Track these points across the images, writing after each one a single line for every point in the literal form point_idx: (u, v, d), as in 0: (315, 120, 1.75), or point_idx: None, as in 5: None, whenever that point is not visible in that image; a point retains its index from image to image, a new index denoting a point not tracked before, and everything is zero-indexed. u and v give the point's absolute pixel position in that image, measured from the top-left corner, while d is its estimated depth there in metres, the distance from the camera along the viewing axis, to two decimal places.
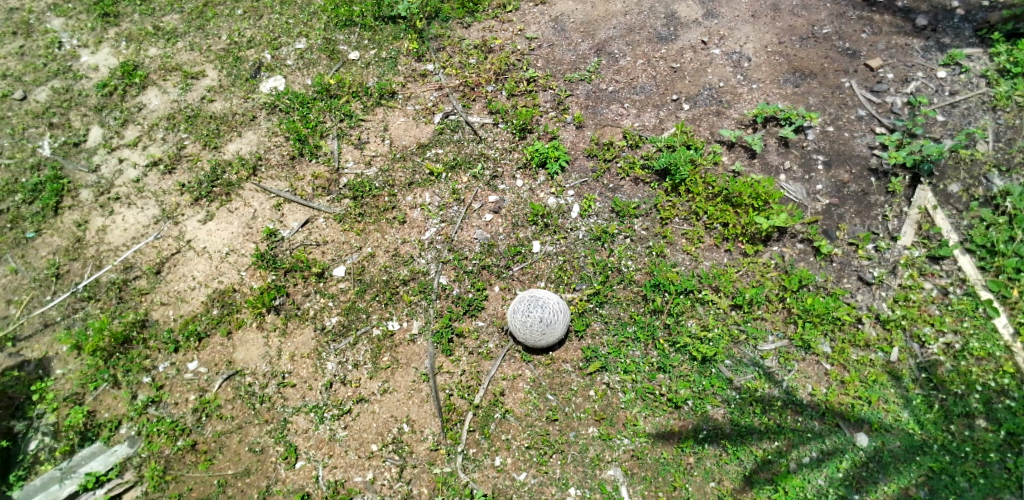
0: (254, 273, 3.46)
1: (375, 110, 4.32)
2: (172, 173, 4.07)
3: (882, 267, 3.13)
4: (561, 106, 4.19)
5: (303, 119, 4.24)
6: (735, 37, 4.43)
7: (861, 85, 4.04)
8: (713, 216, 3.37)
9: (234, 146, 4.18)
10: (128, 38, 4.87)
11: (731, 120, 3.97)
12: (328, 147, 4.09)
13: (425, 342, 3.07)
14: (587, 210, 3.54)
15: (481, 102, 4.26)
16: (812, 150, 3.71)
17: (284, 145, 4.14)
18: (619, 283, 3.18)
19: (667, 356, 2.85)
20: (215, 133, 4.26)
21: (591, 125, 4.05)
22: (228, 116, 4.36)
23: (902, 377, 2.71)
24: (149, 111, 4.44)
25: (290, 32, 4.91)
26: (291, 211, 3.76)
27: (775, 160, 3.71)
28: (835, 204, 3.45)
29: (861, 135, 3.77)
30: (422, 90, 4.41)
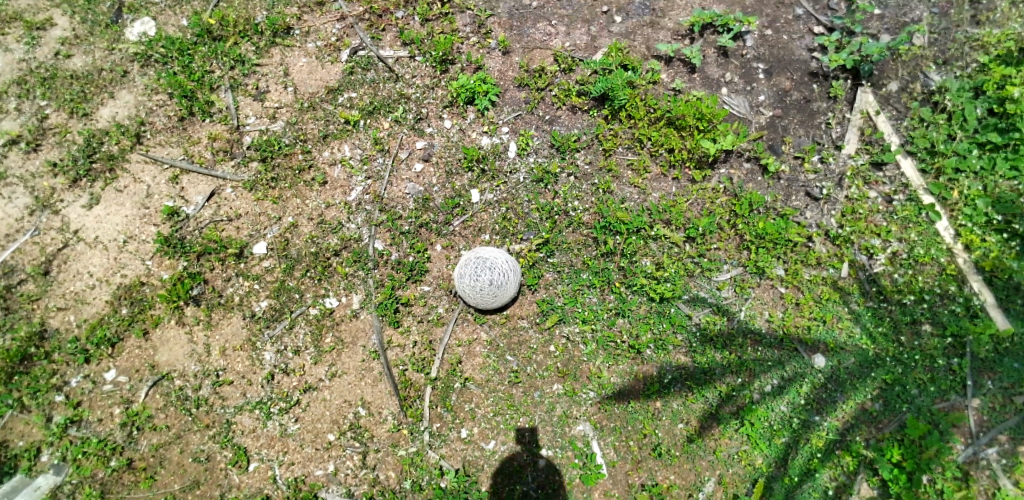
0: (162, 262, 3.04)
1: (270, 51, 3.67)
2: (38, 151, 3.40)
3: (829, 180, 3.13)
4: (483, 29, 3.69)
5: (185, 72, 3.57)
6: None
7: None
8: (657, 142, 3.19)
9: (108, 111, 3.50)
10: None
11: (666, 31, 3.61)
12: (222, 102, 3.51)
13: (369, 316, 2.85)
14: (524, 148, 3.27)
15: (393, 33, 3.71)
16: (751, 59, 3.48)
17: (169, 105, 3.51)
18: (568, 228, 3.01)
19: (625, 300, 2.80)
20: (82, 96, 3.52)
21: (518, 50, 3.64)
22: (93, 73, 3.59)
23: (853, 292, 2.80)
24: None
25: None
26: (192, 182, 3.28)
27: (716, 72, 3.48)
28: (778, 116, 3.33)
29: (801, 36, 3.51)
30: (321, 21, 3.74)
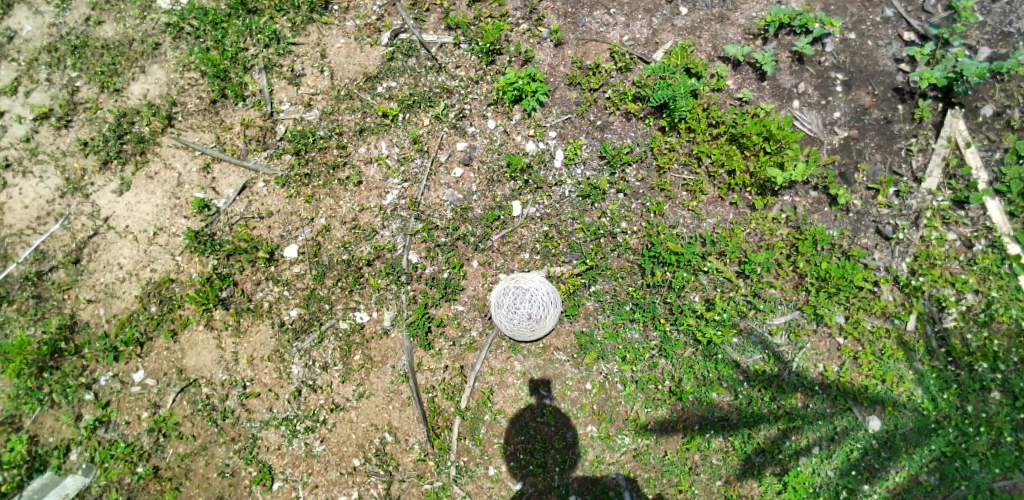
0: (191, 258, 2.98)
1: (307, 28, 3.42)
2: (69, 128, 3.29)
3: (903, 218, 2.87)
4: (535, 15, 3.37)
5: (219, 49, 3.36)
6: None
7: None
8: (718, 162, 2.94)
9: (139, 87, 3.35)
10: None
11: (737, 28, 3.26)
12: (256, 84, 3.33)
13: (400, 335, 2.80)
14: (573, 158, 3.04)
15: (438, 13, 3.42)
16: (829, 68, 3.13)
17: (201, 84, 3.34)
18: (612, 251, 2.85)
19: (669, 340, 2.70)
20: (112, 69, 3.35)
21: (571, 41, 3.34)
22: (124, 44, 3.40)
23: (918, 350, 2.68)
24: (23, 41, 3.40)
25: None
26: (223, 172, 3.16)
27: (788, 81, 3.14)
28: (854, 138, 3.03)
29: (887, 42, 3.14)
30: None
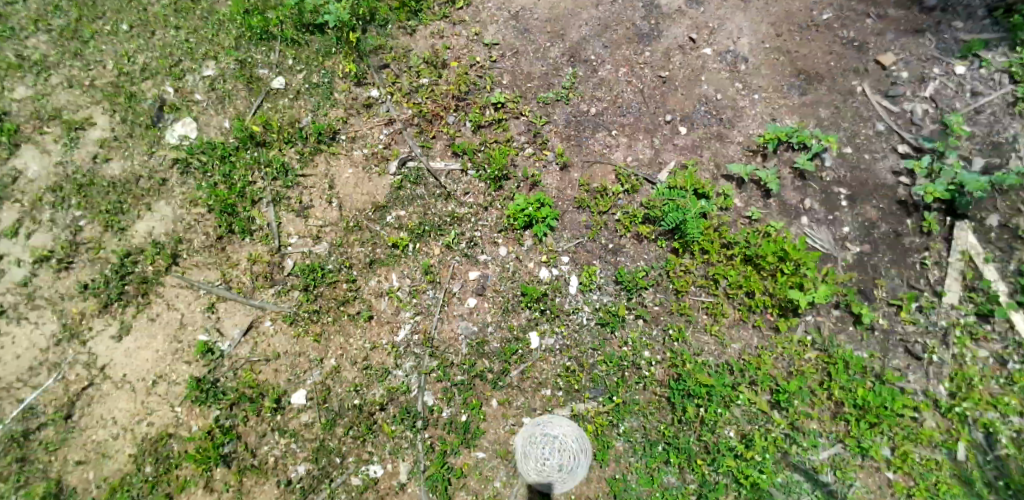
0: (191, 410, 2.89)
1: (314, 159, 3.49)
2: (68, 271, 3.19)
3: (931, 335, 2.85)
4: (539, 138, 3.48)
5: (225, 183, 3.37)
6: (728, 30, 3.66)
7: (874, 88, 3.42)
8: (735, 283, 2.94)
9: (144, 225, 3.30)
10: None
11: (736, 146, 3.36)
12: (264, 217, 3.32)
13: (416, 489, 2.74)
14: (588, 284, 3.03)
15: (443, 140, 3.54)
16: (831, 182, 3.19)
17: (207, 219, 3.31)
18: (638, 385, 2.84)
19: (709, 482, 2.65)
20: (119, 207, 3.33)
21: (578, 164, 3.40)
22: (130, 181, 3.40)
23: (975, 482, 2.57)
24: (27, 182, 3.38)
25: (194, 54, 3.78)
26: (228, 311, 3.10)
27: (794, 197, 3.20)
28: (867, 253, 3.04)
29: (884, 155, 3.24)
30: (367, 126, 3.60)
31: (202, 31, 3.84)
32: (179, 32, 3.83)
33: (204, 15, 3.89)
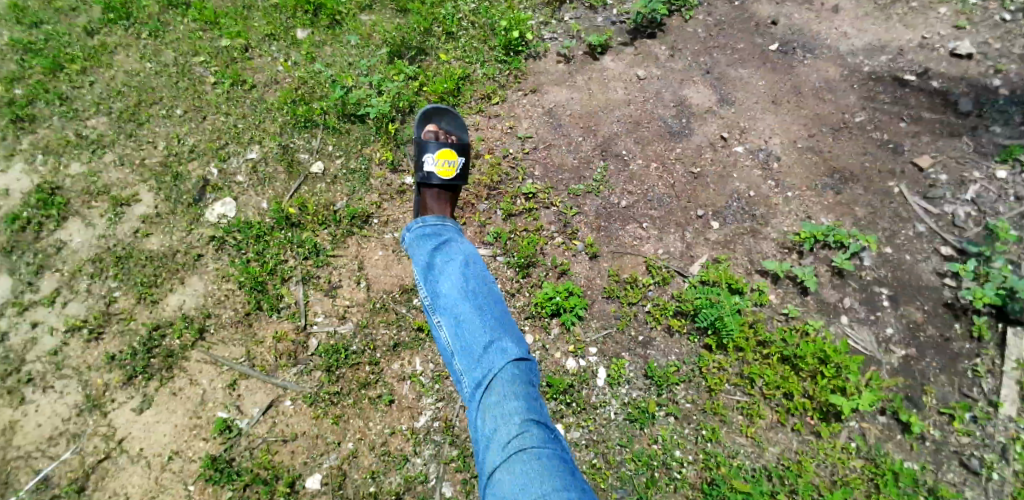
0: (203, 490, 2.86)
1: (346, 240, 3.69)
2: (98, 340, 3.32)
3: (989, 449, 2.70)
4: (568, 228, 3.55)
5: (258, 261, 3.58)
6: (758, 130, 3.84)
7: (912, 188, 3.47)
8: (772, 383, 2.87)
9: (176, 298, 3.47)
10: (45, 150, 4.20)
11: (770, 242, 3.39)
12: (292, 296, 3.46)
13: None
14: (616, 378, 2.96)
15: (473, 226, 3.62)
16: (872, 281, 3.17)
17: (237, 295, 3.46)
18: (669, 489, 2.69)
19: None
20: (154, 280, 3.54)
21: (606, 254, 3.43)
22: (167, 256, 3.65)
23: None
24: (69, 252, 3.70)
25: (240, 138, 4.22)
26: (249, 389, 3.14)
27: (832, 295, 3.17)
28: (913, 357, 2.94)
29: (926, 255, 3.22)
30: (400, 211, 3.83)
31: (250, 118, 4.33)
32: (229, 119, 4.34)
33: (254, 104, 4.41)
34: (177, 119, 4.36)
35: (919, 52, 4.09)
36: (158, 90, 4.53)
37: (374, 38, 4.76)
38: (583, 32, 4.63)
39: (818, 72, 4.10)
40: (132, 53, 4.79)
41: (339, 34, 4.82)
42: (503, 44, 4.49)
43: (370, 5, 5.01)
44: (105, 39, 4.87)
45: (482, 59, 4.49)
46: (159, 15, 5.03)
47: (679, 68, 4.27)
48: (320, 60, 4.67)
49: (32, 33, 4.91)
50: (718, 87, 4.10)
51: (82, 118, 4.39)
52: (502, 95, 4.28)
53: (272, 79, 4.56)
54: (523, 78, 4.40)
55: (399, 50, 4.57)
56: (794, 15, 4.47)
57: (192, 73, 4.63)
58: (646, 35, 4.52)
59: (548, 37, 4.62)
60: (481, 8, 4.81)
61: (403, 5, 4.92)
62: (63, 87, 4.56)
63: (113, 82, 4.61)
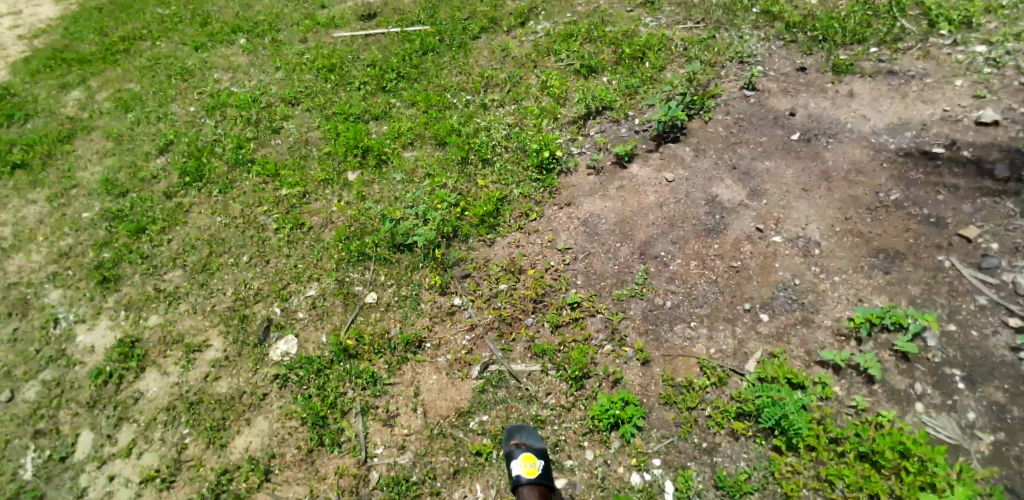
0: None
1: (401, 367, 3.83)
2: (169, 489, 3.50)
3: None
4: (617, 335, 3.61)
5: (320, 395, 3.74)
6: (794, 218, 3.88)
7: (963, 261, 3.39)
8: (854, 484, 2.72)
9: (242, 440, 3.64)
10: (127, 305, 4.62)
11: (825, 330, 3.32)
12: (352, 428, 3.57)
13: None
14: (685, 490, 2.92)
15: (523, 342, 3.76)
16: (941, 362, 3.03)
17: (300, 431, 3.61)
18: None
19: None
20: (221, 424, 3.73)
21: (658, 358, 3.45)
22: (235, 398, 3.86)
23: None
24: (146, 401, 3.96)
25: (300, 276, 4.54)
26: None
27: (901, 381, 3.03)
28: (1005, 443, 2.75)
29: (994, 329, 3.09)
30: (452, 332, 3.94)
31: (309, 257, 4.68)
32: (289, 260, 4.70)
33: (312, 244, 4.79)
34: (244, 264, 4.75)
35: (943, 124, 4.17)
36: (227, 240, 4.99)
37: (417, 172, 5.18)
38: (609, 145, 4.93)
39: (844, 156, 4.20)
40: (205, 210, 5.34)
41: (385, 172, 5.28)
42: (536, 164, 4.82)
43: (411, 144, 5.51)
44: (181, 200, 5.47)
45: (517, 179, 4.81)
46: (227, 174, 5.66)
47: (705, 167, 4.45)
48: (369, 197, 5.08)
49: (120, 201, 5.59)
50: (747, 181, 4.23)
51: (159, 272, 4.84)
52: (538, 210, 4.53)
53: (327, 218, 4.97)
54: (558, 192, 4.66)
55: (442, 181, 4.97)
56: (811, 104, 4.70)
57: (255, 222, 5.10)
58: (670, 139, 4.78)
59: (578, 152, 4.95)
60: (513, 134, 5.23)
61: (441, 139, 5.39)
62: (144, 246, 5.08)
63: (187, 237, 5.10)
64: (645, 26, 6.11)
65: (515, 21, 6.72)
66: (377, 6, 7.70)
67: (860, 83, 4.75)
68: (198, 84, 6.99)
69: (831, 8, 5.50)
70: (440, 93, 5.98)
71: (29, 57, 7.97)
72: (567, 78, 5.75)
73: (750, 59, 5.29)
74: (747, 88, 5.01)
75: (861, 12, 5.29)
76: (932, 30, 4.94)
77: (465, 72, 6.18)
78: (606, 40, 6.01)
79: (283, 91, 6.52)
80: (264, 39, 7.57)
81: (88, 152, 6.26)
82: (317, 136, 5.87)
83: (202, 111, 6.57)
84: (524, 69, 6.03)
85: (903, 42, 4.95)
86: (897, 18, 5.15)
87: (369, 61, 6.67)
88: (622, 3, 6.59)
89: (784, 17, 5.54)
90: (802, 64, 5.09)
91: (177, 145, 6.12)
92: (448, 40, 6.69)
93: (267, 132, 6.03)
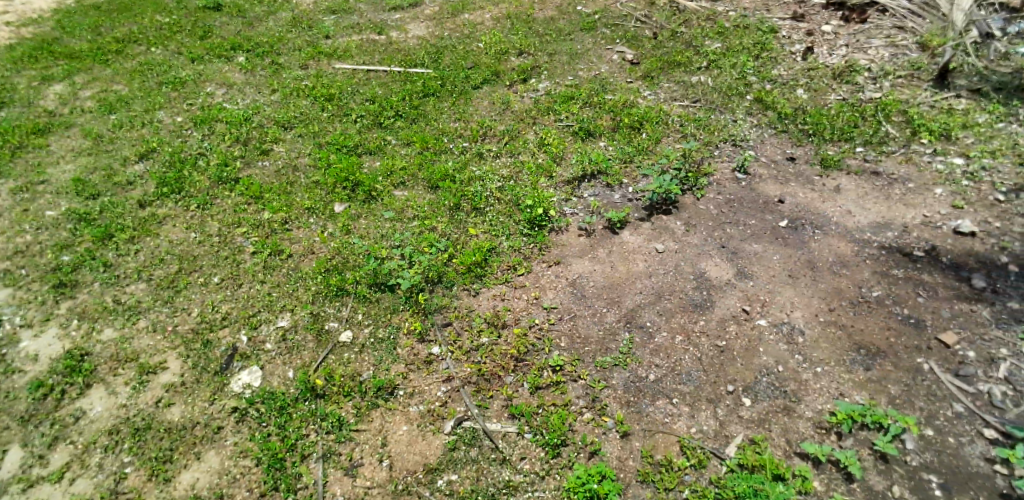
0: None
1: (370, 413, 3.65)
2: None
3: None
4: (597, 403, 3.54)
5: (279, 435, 3.53)
6: (779, 303, 3.94)
7: (942, 366, 3.45)
8: None
9: (189, 475, 3.38)
10: (80, 314, 4.35)
11: (806, 421, 3.31)
12: (311, 474, 3.36)
13: None
14: None
15: (500, 400, 3.66)
16: (919, 467, 3.03)
17: (253, 472, 3.37)
18: None
19: None
20: (168, 455, 3.47)
21: (638, 432, 3.39)
22: (187, 427, 3.61)
23: None
24: (87, 421, 3.67)
25: (272, 305, 4.37)
26: None
27: (879, 482, 3.01)
28: None
29: (970, 439, 3.13)
30: (427, 382, 3.80)
31: (284, 285, 4.52)
32: (263, 286, 4.53)
33: (288, 272, 4.64)
34: (214, 285, 4.56)
35: (923, 228, 4.35)
36: (199, 258, 4.80)
37: (406, 212, 5.12)
38: (602, 208, 4.98)
39: (829, 247, 4.32)
40: (179, 224, 5.14)
41: (373, 208, 5.20)
42: (528, 220, 4.83)
43: (403, 183, 5.46)
44: (156, 210, 5.28)
45: (507, 232, 4.79)
46: (207, 189, 5.50)
47: (694, 242, 4.52)
48: (354, 232, 4.98)
49: (89, 204, 5.36)
50: (734, 261, 4.30)
51: (121, 282, 4.60)
52: (526, 265, 4.50)
53: (308, 248, 4.84)
54: (547, 249, 4.64)
55: (431, 224, 4.92)
56: (799, 193, 4.87)
57: (232, 242, 4.93)
58: (661, 210, 4.86)
59: (570, 213, 4.97)
60: (507, 187, 5.25)
61: (434, 183, 5.37)
62: (109, 254, 4.84)
63: (157, 249, 4.89)
64: (643, 98, 6.31)
65: (517, 76, 6.86)
66: (382, 44, 7.79)
67: (846, 179, 4.96)
68: (189, 95, 6.89)
69: (820, 105, 5.78)
70: (436, 137, 6.01)
71: (14, 46, 7.86)
72: (564, 138, 5.85)
73: (742, 143, 5.50)
74: (738, 170, 5.18)
75: (848, 112, 5.57)
76: (914, 138, 5.22)
77: (463, 119, 6.24)
78: (604, 106, 6.17)
79: (277, 114, 6.47)
80: (263, 61, 7.56)
81: (61, 149, 6.05)
82: (307, 163, 5.80)
83: (189, 122, 6.44)
84: (523, 124, 6.11)
85: (887, 145, 5.21)
86: (882, 121, 5.43)
87: (369, 96, 6.69)
88: (622, 73, 6.81)
89: (776, 108, 5.79)
90: (792, 153, 5.31)
91: (158, 153, 5.96)
92: (449, 86, 6.79)
93: (255, 153, 5.93)
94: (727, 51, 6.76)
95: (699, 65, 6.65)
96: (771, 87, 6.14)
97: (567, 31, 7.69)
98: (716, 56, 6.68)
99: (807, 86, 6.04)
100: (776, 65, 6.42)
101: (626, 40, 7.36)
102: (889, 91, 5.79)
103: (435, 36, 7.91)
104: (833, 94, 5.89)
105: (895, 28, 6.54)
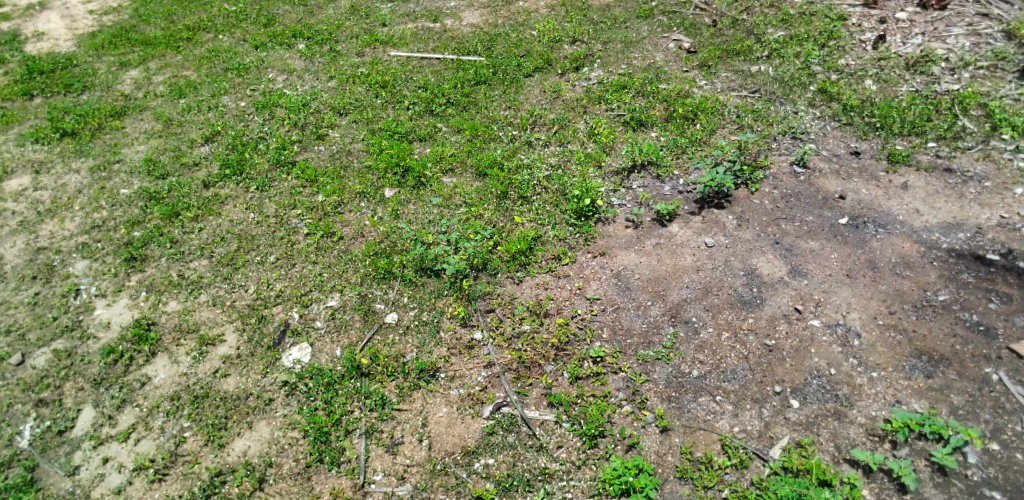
0: None
1: (412, 394, 3.74)
2: (161, 481, 3.43)
3: None
4: (638, 396, 3.51)
5: (325, 410, 3.66)
6: (834, 303, 3.77)
7: (1013, 377, 3.26)
8: None
9: (241, 443, 3.56)
10: (148, 287, 4.62)
11: (858, 427, 3.18)
12: (353, 449, 3.48)
13: None
14: None
15: (539, 388, 3.67)
16: (980, 482, 2.87)
17: (300, 444, 3.52)
18: None
19: None
20: (223, 423, 3.67)
21: (679, 428, 3.34)
22: (241, 398, 3.80)
23: None
24: (152, 387, 3.91)
25: (323, 286, 4.52)
26: None
27: (935, 495, 2.87)
28: None
29: None
30: (468, 366, 3.85)
31: (335, 267, 4.66)
32: (315, 267, 4.68)
33: (339, 254, 4.78)
34: (270, 264, 4.75)
35: (999, 230, 4.08)
36: (257, 238, 5.00)
37: (454, 199, 5.17)
38: (650, 200, 4.88)
39: (892, 247, 4.10)
40: (239, 204, 5.37)
41: (422, 194, 5.28)
42: (574, 210, 4.79)
43: (452, 170, 5.51)
44: (218, 191, 5.53)
45: (554, 221, 4.77)
46: (266, 172, 5.72)
47: (746, 237, 4.37)
48: (403, 217, 5.07)
49: (158, 183, 5.67)
50: (788, 258, 4.14)
51: (185, 258, 4.86)
52: (571, 255, 4.48)
53: (358, 231, 4.97)
54: (593, 240, 4.60)
55: (478, 211, 4.96)
56: (862, 189, 4.63)
57: (287, 223, 5.12)
58: (713, 204, 4.72)
59: (617, 203, 4.90)
60: (555, 176, 5.21)
61: (482, 170, 5.39)
62: (175, 231, 5.12)
63: (218, 228, 5.13)
64: (699, 88, 6.12)
65: (570, 64, 6.78)
66: (436, 31, 7.85)
67: (914, 175, 4.68)
68: (252, 81, 7.16)
69: (890, 97, 5.46)
70: (486, 124, 6.03)
71: (97, 33, 8.37)
72: (615, 127, 5.76)
73: (803, 135, 5.26)
74: (797, 164, 4.96)
75: (921, 105, 5.24)
76: (994, 133, 4.86)
77: (514, 107, 6.22)
78: (658, 96, 6.02)
79: (333, 100, 6.64)
80: (322, 48, 7.76)
81: (135, 130, 6.42)
82: (359, 148, 5.93)
83: (251, 107, 6.70)
84: (573, 113, 6.05)
85: (963, 141, 4.88)
86: (959, 115, 5.07)
87: (421, 83, 6.77)
88: (678, 62, 6.62)
89: (841, 99, 5.51)
90: (856, 148, 5.05)
91: (223, 135, 6.24)
92: (501, 74, 6.79)
93: (312, 137, 6.11)
94: (791, 39, 6.47)
95: (760, 54, 6.39)
96: (837, 77, 5.83)
97: (623, 19, 7.53)
98: (778, 45, 6.40)
99: (876, 76, 5.71)
100: (844, 55, 6.09)
101: (684, 28, 7.15)
102: (968, 82, 5.40)
103: (489, 24, 7.90)
104: (905, 86, 5.55)
105: (979, 15, 6.11)
